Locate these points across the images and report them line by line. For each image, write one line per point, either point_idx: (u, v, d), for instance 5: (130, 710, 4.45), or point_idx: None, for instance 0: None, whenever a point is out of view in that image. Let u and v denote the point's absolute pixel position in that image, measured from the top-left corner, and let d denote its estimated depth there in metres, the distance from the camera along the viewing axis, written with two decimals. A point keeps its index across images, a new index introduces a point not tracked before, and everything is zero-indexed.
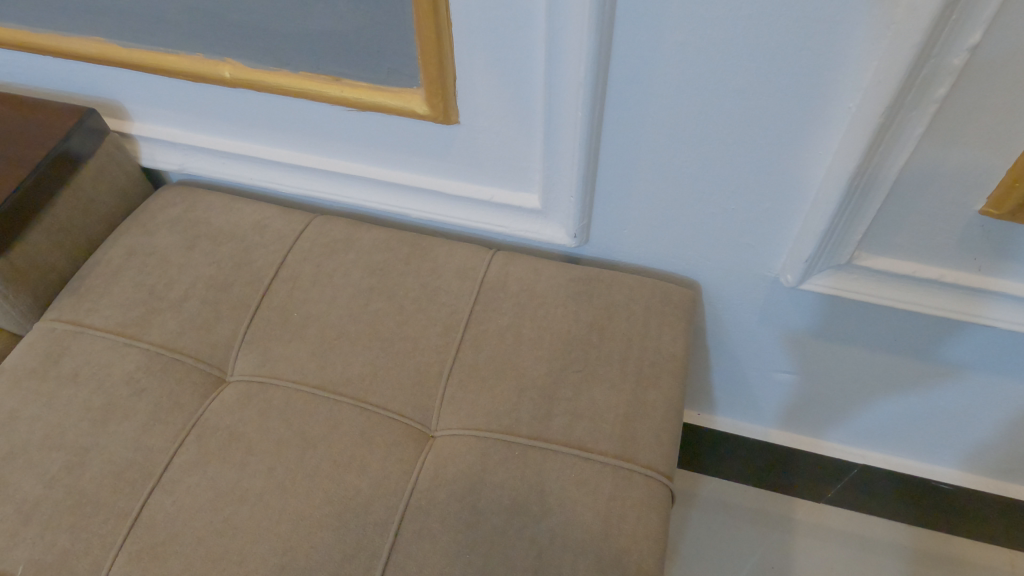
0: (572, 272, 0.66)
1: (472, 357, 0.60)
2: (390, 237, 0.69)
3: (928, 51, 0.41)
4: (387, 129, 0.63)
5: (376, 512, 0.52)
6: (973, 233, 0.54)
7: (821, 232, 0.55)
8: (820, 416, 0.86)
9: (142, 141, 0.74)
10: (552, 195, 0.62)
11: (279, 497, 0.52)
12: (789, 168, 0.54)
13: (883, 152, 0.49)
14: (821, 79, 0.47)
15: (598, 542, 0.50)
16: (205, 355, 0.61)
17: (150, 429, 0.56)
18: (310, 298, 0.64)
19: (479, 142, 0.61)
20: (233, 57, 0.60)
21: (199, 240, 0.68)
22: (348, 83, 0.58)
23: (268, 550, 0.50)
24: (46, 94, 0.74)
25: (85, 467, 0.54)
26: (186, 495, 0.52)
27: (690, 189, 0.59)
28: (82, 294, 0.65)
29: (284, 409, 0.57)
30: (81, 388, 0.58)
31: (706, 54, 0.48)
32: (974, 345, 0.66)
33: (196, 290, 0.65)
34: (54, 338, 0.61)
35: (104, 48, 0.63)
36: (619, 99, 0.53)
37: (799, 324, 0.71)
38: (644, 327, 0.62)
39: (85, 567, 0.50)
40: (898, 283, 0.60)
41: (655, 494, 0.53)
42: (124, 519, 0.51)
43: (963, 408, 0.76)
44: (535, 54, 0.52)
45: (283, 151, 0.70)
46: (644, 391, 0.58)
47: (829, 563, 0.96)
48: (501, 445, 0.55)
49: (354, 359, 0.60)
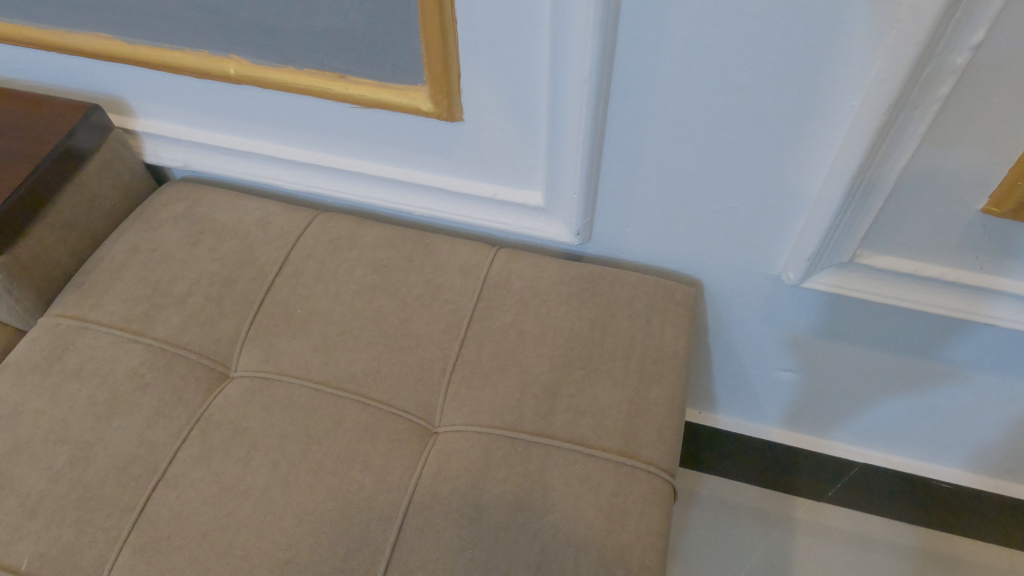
0: (575, 270, 0.66)
1: (474, 354, 0.60)
2: (393, 234, 0.69)
3: (932, 49, 0.42)
4: (392, 126, 0.63)
5: (380, 507, 0.52)
6: (976, 230, 0.54)
7: (824, 230, 0.55)
8: (822, 415, 0.86)
9: (145, 137, 0.74)
10: (554, 192, 0.63)
11: (283, 492, 0.52)
12: (792, 167, 0.55)
13: (887, 150, 0.49)
14: (825, 78, 0.47)
15: (600, 539, 0.50)
16: (209, 351, 0.61)
17: (154, 424, 0.56)
18: (313, 294, 0.64)
19: (482, 139, 0.62)
20: (237, 54, 0.60)
21: (203, 235, 0.69)
22: (353, 80, 0.58)
23: (272, 545, 0.50)
24: (50, 89, 0.74)
25: (89, 461, 0.54)
26: (190, 489, 0.53)
27: (693, 188, 0.59)
28: (87, 289, 0.65)
29: (288, 405, 0.57)
30: (85, 383, 0.58)
31: (711, 52, 0.48)
32: (977, 344, 0.66)
33: (200, 287, 0.65)
34: (58, 334, 0.61)
35: (109, 44, 0.64)
36: (624, 97, 0.53)
37: (800, 323, 0.71)
38: (646, 324, 0.62)
39: (89, 561, 0.50)
40: (902, 283, 0.60)
41: (657, 490, 0.53)
42: (128, 513, 0.52)
43: (965, 408, 0.76)
44: (540, 52, 0.52)
45: (288, 149, 0.70)
46: (646, 388, 0.58)
47: (831, 563, 0.96)
48: (503, 442, 0.55)
49: (357, 355, 0.60)
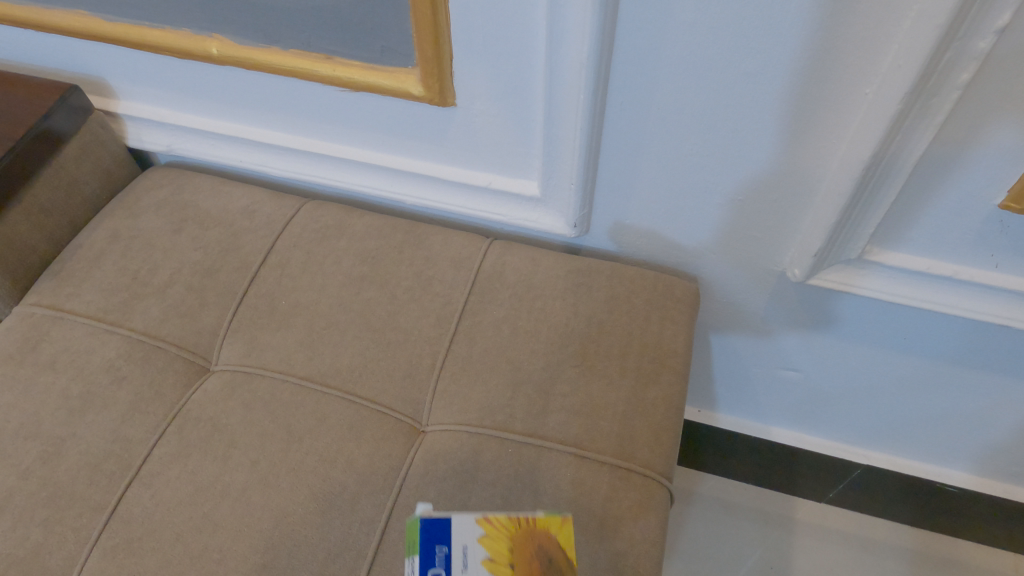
0: (573, 263, 0.64)
1: (465, 350, 0.58)
2: (383, 224, 0.66)
3: (953, 33, 0.38)
4: (381, 111, 0.60)
5: (362, 509, 0.50)
6: (992, 227, 0.51)
7: (833, 224, 0.53)
8: (827, 413, 0.83)
9: (128, 120, 0.72)
10: (552, 182, 0.60)
11: (262, 493, 0.50)
12: (801, 157, 0.52)
13: (901, 141, 0.46)
14: (837, 64, 0.44)
15: (591, 543, 0.48)
16: (189, 343, 0.59)
17: (131, 420, 0.54)
18: (298, 286, 0.62)
19: (479, 127, 0.59)
20: (220, 33, 0.57)
21: (185, 224, 0.66)
22: (341, 61, 0.56)
23: (249, 548, 0.48)
24: (31, 69, 0.71)
25: (61, 458, 0.52)
26: (164, 488, 0.50)
27: (695, 178, 0.56)
28: (64, 278, 0.62)
29: (270, 401, 0.55)
30: (59, 375, 0.56)
31: (717, 35, 0.45)
32: (988, 345, 0.63)
33: (181, 277, 0.62)
34: (31, 324, 0.59)
35: (87, 22, 0.61)
36: (625, 83, 0.50)
37: (804, 320, 0.69)
38: (643, 322, 0.60)
39: (57, 562, 0.48)
40: (912, 281, 0.58)
41: (653, 496, 0.51)
42: (100, 513, 0.49)
43: (974, 409, 0.73)
44: (538, 34, 0.49)
45: (275, 134, 0.67)
46: (643, 387, 0.56)
47: (831, 564, 0.94)
48: (493, 442, 0.53)
49: (344, 350, 0.58)
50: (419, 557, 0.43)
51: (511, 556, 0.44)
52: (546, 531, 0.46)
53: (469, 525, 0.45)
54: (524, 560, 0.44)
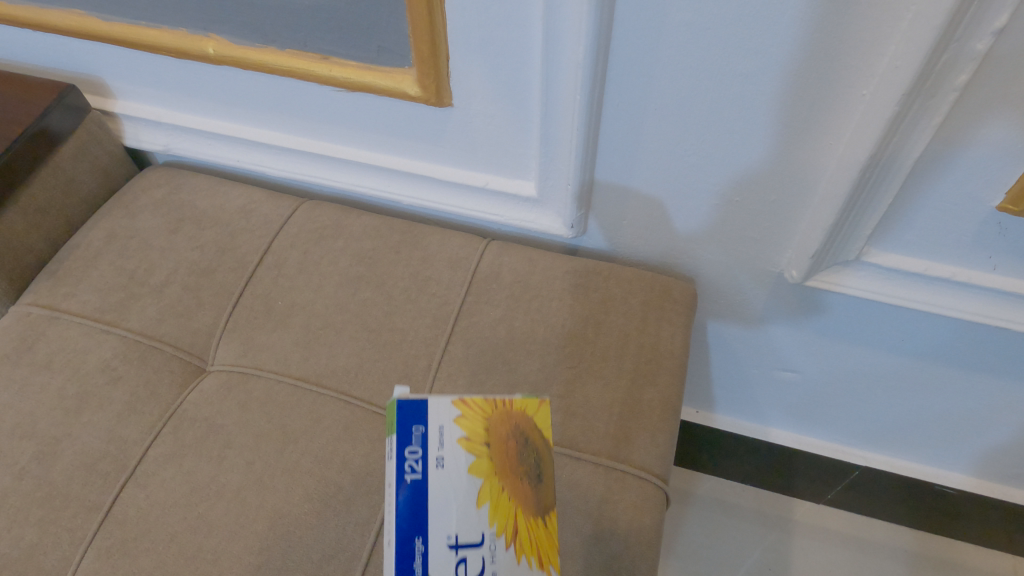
0: (570, 264, 0.64)
1: (462, 351, 0.58)
2: (380, 224, 0.66)
3: (951, 33, 0.38)
4: (378, 111, 0.60)
5: (357, 510, 0.49)
6: (991, 229, 0.51)
7: (831, 224, 0.52)
8: (825, 415, 0.83)
9: (125, 120, 0.72)
10: (549, 182, 0.60)
11: (257, 494, 0.50)
12: (798, 158, 0.51)
13: (899, 142, 0.46)
14: (834, 65, 0.44)
15: (586, 544, 0.48)
16: (185, 343, 0.59)
17: (126, 420, 0.54)
18: (294, 287, 0.62)
19: (476, 127, 0.59)
20: (216, 32, 0.57)
21: (182, 224, 0.66)
22: (337, 61, 0.55)
23: (243, 549, 0.48)
24: (28, 69, 0.71)
25: (56, 458, 0.52)
26: (159, 489, 0.50)
27: (692, 178, 0.56)
28: (60, 278, 0.62)
29: (265, 401, 0.55)
30: (55, 375, 0.56)
31: (714, 36, 0.45)
32: (987, 347, 0.63)
33: (178, 277, 0.62)
34: (27, 323, 0.59)
35: (83, 21, 0.61)
36: (622, 83, 0.50)
37: (802, 321, 0.68)
38: (640, 323, 0.60)
39: (52, 563, 0.48)
40: (909, 282, 0.58)
41: (649, 498, 0.51)
42: (94, 513, 0.49)
43: (972, 411, 0.73)
44: (534, 35, 0.49)
45: (272, 134, 0.67)
46: (639, 389, 0.56)
47: (830, 565, 0.94)
48: None
49: (340, 351, 0.58)
50: (396, 436, 0.42)
51: (485, 434, 0.44)
52: (518, 415, 0.46)
53: (446, 405, 0.44)
54: (500, 437, 0.44)
